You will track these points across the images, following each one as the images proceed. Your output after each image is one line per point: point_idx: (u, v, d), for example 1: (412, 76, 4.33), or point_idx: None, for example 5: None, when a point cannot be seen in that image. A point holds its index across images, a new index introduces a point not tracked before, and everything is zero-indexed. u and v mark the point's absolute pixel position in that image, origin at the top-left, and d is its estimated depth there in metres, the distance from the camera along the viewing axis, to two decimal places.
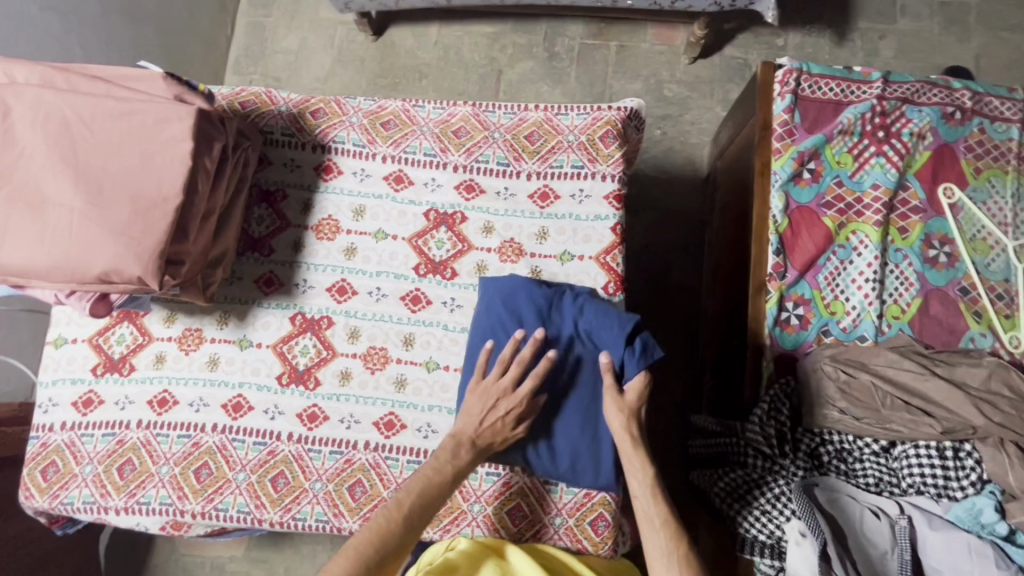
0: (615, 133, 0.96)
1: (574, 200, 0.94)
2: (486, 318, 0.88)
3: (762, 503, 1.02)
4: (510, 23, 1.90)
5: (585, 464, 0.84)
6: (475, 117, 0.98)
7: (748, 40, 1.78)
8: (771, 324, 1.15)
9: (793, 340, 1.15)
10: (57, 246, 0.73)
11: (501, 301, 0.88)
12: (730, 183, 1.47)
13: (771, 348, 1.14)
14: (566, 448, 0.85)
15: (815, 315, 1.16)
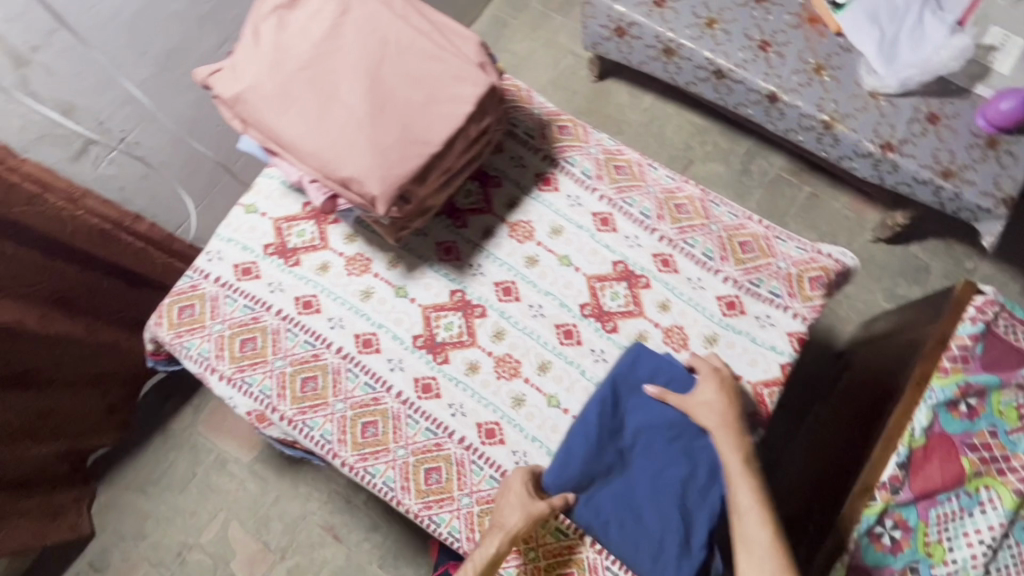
0: (825, 281, 0.94)
1: (757, 322, 0.93)
2: (583, 427, 0.84)
3: None
4: (721, 126, 1.96)
5: (668, 559, 0.81)
6: (701, 202, 0.98)
7: (937, 248, 1.79)
8: (863, 531, 1.05)
9: (877, 558, 1.05)
10: (324, 137, 0.77)
11: (588, 412, 0.85)
12: (868, 371, 1.42)
13: (852, 555, 1.05)
14: (653, 541, 0.82)
15: (910, 544, 1.05)
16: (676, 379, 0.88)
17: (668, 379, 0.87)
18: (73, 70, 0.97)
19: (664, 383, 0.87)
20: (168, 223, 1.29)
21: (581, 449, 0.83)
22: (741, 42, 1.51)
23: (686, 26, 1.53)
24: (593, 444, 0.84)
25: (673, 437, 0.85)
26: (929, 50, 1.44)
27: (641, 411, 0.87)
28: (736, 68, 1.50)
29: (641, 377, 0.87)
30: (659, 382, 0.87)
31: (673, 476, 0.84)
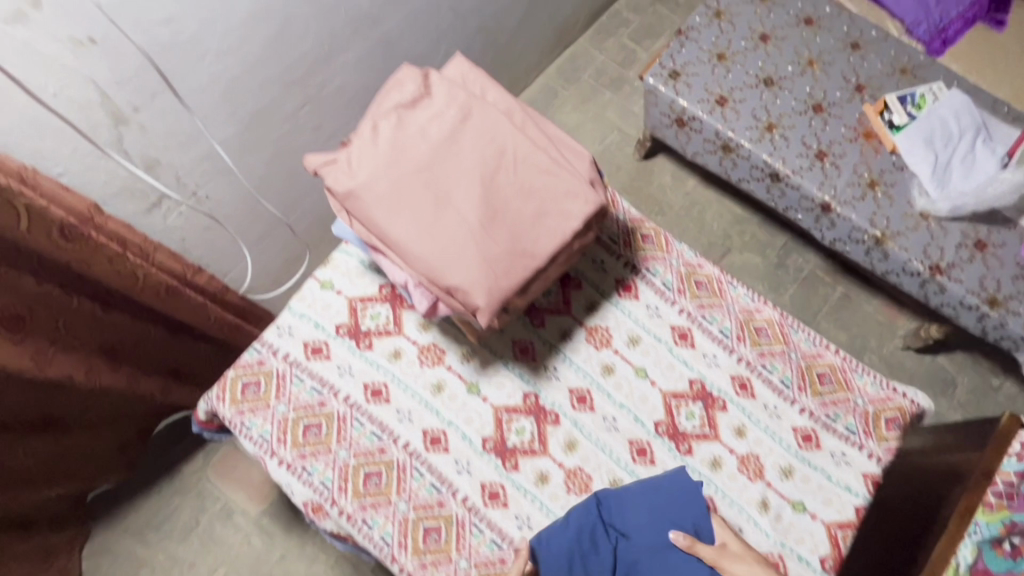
0: (901, 422, 0.94)
1: (832, 458, 0.91)
2: (583, 516, 0.84)
3: None
4: (760, 217, 2.00)
5: None
6: (781, 327, 0.98)
7: (964, 361, 1.82)
8: None
9: None
10: (435, 243, 0.77)
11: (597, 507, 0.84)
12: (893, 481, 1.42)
13: None
14: None
15: None
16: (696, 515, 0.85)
17: (689, 513, 0.85)
18: (165, 128, 0.95)
19: (683, 517, 0.85)
20: (219, 266, 1.26)
21: (578, 543, 0.82)
22: (798, 149, 1.54)
23: (747, 127, 1.57)
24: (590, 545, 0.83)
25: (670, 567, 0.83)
26: (981, 180, 1.48)
27: (647, 532, 0.85)
28: (792, 173, 1.53)
29: (661, 497, 0.86)
30: (677, 510, 0.85)
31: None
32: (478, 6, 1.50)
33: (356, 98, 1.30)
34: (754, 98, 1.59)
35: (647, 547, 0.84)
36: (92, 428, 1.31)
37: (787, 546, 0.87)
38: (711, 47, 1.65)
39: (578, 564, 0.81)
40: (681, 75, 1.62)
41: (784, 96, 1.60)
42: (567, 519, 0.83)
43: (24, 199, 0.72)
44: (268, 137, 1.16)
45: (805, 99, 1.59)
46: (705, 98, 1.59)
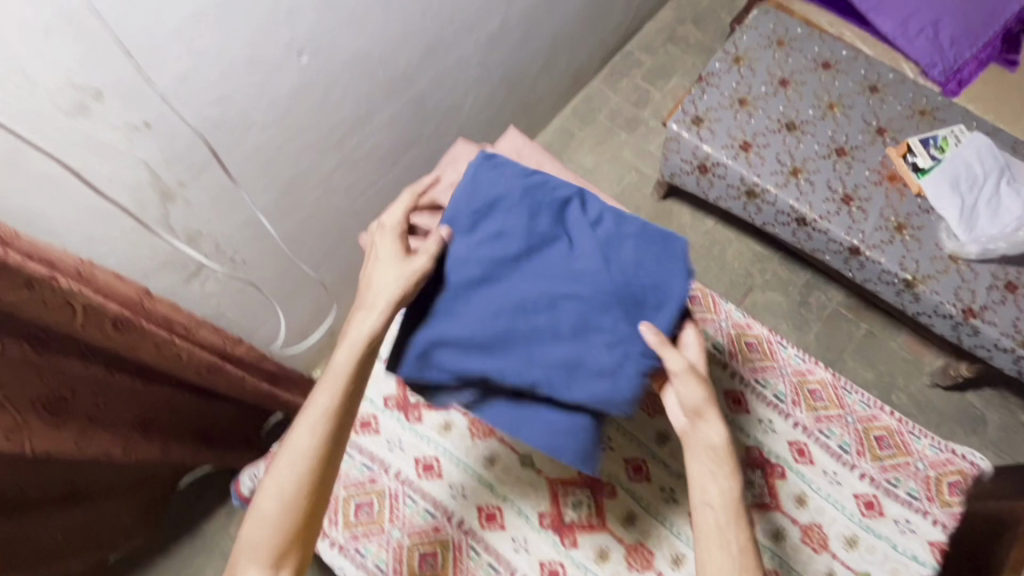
0: (964, 486, 0.92)
1: (897, 526, 0.89)
2: (547, 191, 0.80)
3: None
4: (781, 254, 1.99)
5: (451, 313, 0.78)
6: (834, 389, 0.97)
7: (994, 398, 1.81)
8: None
9: None
10: None
11: (566, 193, 0.80)
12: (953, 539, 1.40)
13: None
14: (458, 295, 0.78)
15: None
16: (663, 284, 0.77)
17: (660, 290, 0.77)
18: (211, 201, 0.95)
19: (653, 284, 0.76)
20: (251, 326, 1.24)
21: (521, 197, 0.79)
22: (824, 194, 1.55)
23: (771, 172, 1.58)
24: (530, 208, 0.79)
25: (591, 288, 0.76)
26: (1008, 222, 1.49)
27: (595, 241, 0.78)
28: (820, 218, 1.53)
29: (645, 249, 0.77)
30: (650, 276, 0.77)
31: (547, 302, 0.76)
32: (504, 58, 1.52)
33: (388, 154, 1.30)
34: (777, 143, 1.61)
35: (587, 251, 0.78)
36: (122, 494, 1.26)
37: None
38: (732, 92, 1.67)
39: (511, 215, 0.78)
40: (704, 121, 1.63)
41: (806, 141, 1.61)
42: (537, 176, 0.81)
43: (81, 297, 0.70)
44: (305, 199, 1.15)
45: (827, 143, 1.61)
46: (729, 143, 1.61)
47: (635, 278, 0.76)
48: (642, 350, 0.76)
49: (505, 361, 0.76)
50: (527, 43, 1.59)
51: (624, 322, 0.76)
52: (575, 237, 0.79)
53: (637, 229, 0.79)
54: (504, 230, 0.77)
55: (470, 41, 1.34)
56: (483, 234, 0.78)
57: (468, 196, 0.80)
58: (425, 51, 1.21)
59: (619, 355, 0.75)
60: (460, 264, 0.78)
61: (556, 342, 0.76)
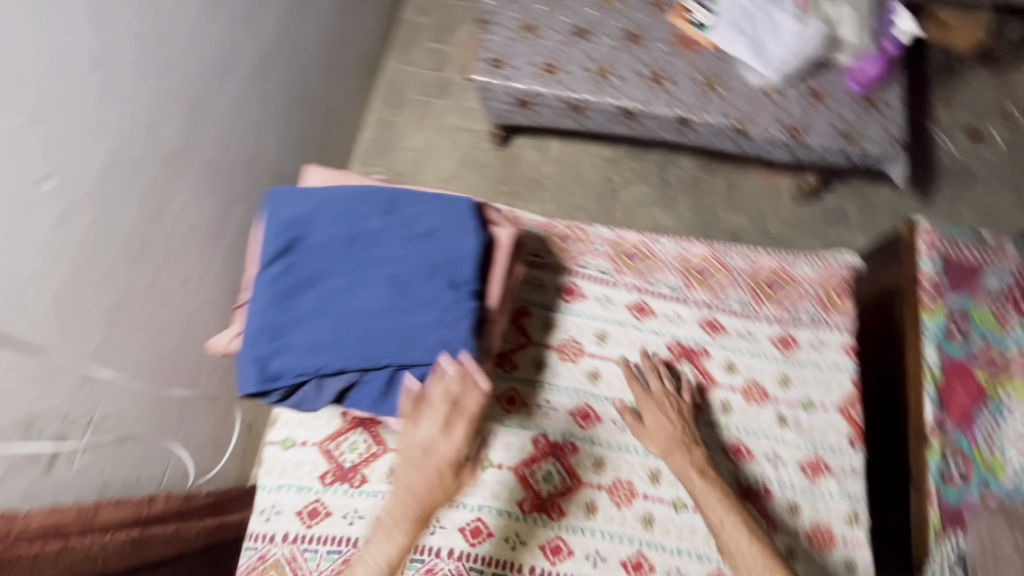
0: (850, 286, 1.02)
1: (814, 348, 0.99)
2: (335, 196, 0.90)
3: None
4: (626, 149, 2.07)
5: (274, 333, 0.85)
6: (716, 258, 1.03)
7: (845, 190, 2.01)
8: (936, 476, 1.26)
9: (955, 494, 1.25)
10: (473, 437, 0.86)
11: (360, 189, 0.91)
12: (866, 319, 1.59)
13: (937, 501, 1.24)
14: (278, 318, 0.85)
15: (974, 471, 1.27)
16: (454, 235, 0.87)
17: (457, 246, 0.87)
18: (25, 381, 0.82)
19: (449, 242, 0.87)
20: (150, 474, 1.10)
21: (313, 209, 0.89)
22: (636, 81, 1.61)
23: (583, 81, 1.61)
24: (331, 216, 0.90)
25: (395, 261, 0.86)
26: (790, 37, 1.59)
27: (388, 223, 0.88)
28: (641, 106, 1.59)
29: (435, 211, 0.89)
30: (444, 231, 0.88)
31: (363, 287, 0.86)
32: (280, 84, 1.41)
33: (209, 232, 1.19)
34: (576, 54, 1.63)
35: (379, 233, 0.88)
36: None
37: (819, 446, 0.94)
38: (514, 22, 1.66)
39: (307, 228, 0.88)
40: (503, 62, 1.63)
41: (599, 40, 1.65)
42: (325, 190, 0.91)
43: None
44: (140, 321, 1.03)
45: (618, 34, 1.65)
46: (534, 71, 1.62)
47: (435, 239, 0.87)
48: (461, 293, 0.85)
49: (326, 353, 0.83)
50: (297, 59, 1.48)
51: (440, 275, 0.85)
52: (371, 226, 0.88)
53: (425, 202, 0.90)
54: (305, 245, 0.88)
55: (234, 81, 1.22)
56: (284, 258, 0.88)
57: (271, 219, 0.89)
58: (189, 115, 1.09)
59: (446, 312, 0.84)
60: (275, 292, 0.86)
61: (380, 315, 0.84)
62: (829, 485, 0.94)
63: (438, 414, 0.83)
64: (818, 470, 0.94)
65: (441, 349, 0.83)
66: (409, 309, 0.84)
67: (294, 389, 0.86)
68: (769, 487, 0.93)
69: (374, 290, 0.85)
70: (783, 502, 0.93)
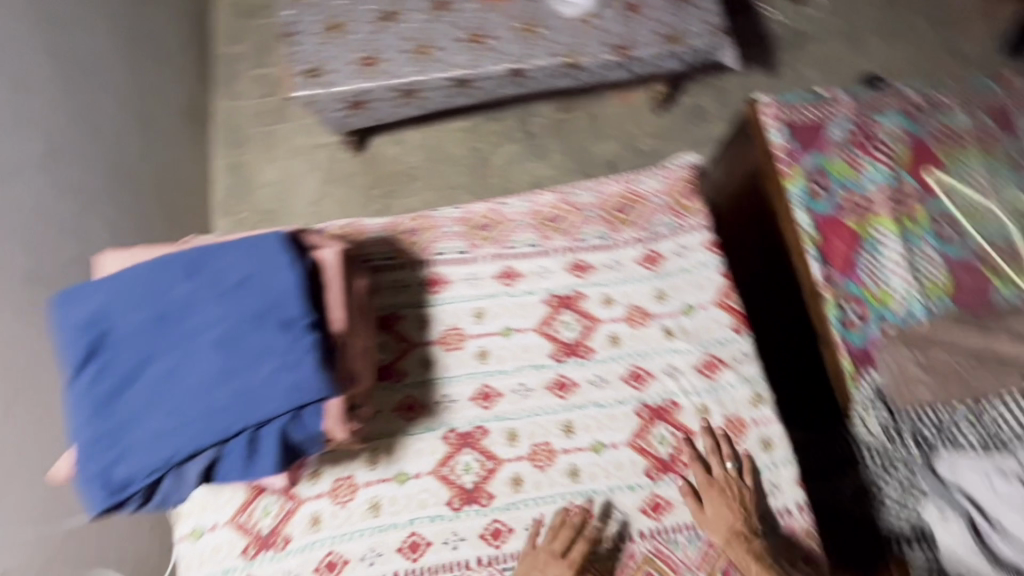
0: (692, 188, 1.17)
1: (677, 256, 1.14)
2: (131, 281, 0.91)
3: (888, 484, 1.25)
4: (483, 115, 2.04)
5: (112, 436, 0.85)
6: (565, 202, 1.16)
7: (697, 87, 2.06)
8: (838, 327, 1.32)
9: (861, 337, 1.32)
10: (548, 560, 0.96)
11: (155, 263, 0.92)
12: (736, 200, 1.64)
13: (846, 348, 1.31)
14: (111, 421, 0.86)
15: (869, 310, 1.34)
16: (265, 278, 0.91)
17: (272, 287, 0.90)
18: None
19: (263, 285, 0.90)
20: None
21: (112, 300, 0.90)
22: (457, 48, 1.58)
23: (405, 64, 1.56)
24: (134, 301, 0.90)
25: (216, 323, 0.89)
26: None
27: (195, 289, 0.90)
28: (470, 71, 1.57)
29: (241, 260, 0.92)
30: (255, 277, 0.91)
31: (190, 361, 0.88)
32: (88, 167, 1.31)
33: None
34: (389, 38, 1.59)
35: (190, 303, 0.90)
36: None
37: (707, 346, 1.10)
38: (317, 25, 1.60)
39: (112, 322, 0.89)
40: (321, 69, 1.56)
41: (409, 18, 1.60)
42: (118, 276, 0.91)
43: None
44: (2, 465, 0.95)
45: (426, 7, 1.61)
46: (352, 68, 1.56)
47: (248, 286, 0.91)
48: (291, 332, 0.89)
49: (171, 438, 0.85)
50: (99, 136, 1.38)
51: (264, 322, 0.89)
52: (180, 298, 0.90)
53: (227, 255, 0.92)
54: (117, 340, 0.89)
55: (25, 182, 1.12)
56: (99, 359, 0.88)
57: (70, 325, 0.88)
58: None
59: (281, 354, 0.87)
60: (101, 395, 0.87)
61: (217, 382, 0.87)
62: (728, 377, 1.10)
63: (544, 556, 0.97)
64: (714, 367, 1.10)
65: (294, 394, 0.86)
66: (245, 365, 0.87)
67: (155, 486, 0.87)
68: (676, 400, 1.08)
69: (202, 359, 0.88)
70: (691, 409, 1.08)
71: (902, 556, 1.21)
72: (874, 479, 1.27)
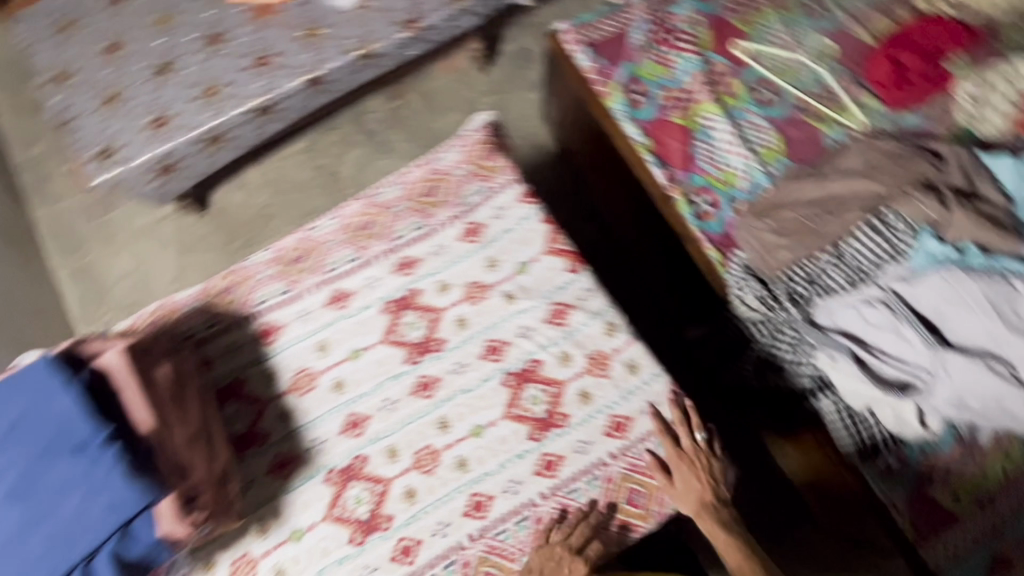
0: (491, 148, 1.24)
1: (496, 220, 1.19)
2: None
3: (783, 348, 1.29)
4: (316, 130, 1.97)
5: None
6: (373, 206, 1.21)
7: (514, 32, 2.02)
8: (694, 222, 1.37)
9: (718, 223, 1.37)
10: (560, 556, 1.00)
11: None
12: (578, 129, 1.63)
13: (706, 239, 1.36)
14: None
15: (718, 195, 1.38)
16: (48, 411, 0.94)
17: (57, 416, 0.94)
18: None
19: (48, 417, 0.94)
20: None
21: None
22: (245, 77, 1.50)
23: (197, 111, 1.48)
24: None
25: (15, 472, 0.92)
26: None
27: None
28: (267, 96, 1.49)
29: (18, 402, 0.95)
30: (36, 413, 0.94)
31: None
32: None
33: None
34: (172, 91, 1.49)
35: None
36: None
37: (550, 296, 1.15)
38: (93, 103, 1.49)
39: None
40: (112, 146, 1.46)
41: (185, 63, 1.51)
42: None
43: None
44: None
45: (198, 47, 1.53)
46: (144, 134, 1.46)
47: (33, 423, 0.94)
48: (89, 452, 0.93)
49: None
50: None
51: (61, 453, 0.92)
52: None
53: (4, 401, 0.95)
54: None
55: None
56: None
57: None
58: None
59: (87, 477, 0.91)
60: None
61: (32, 526, 0.90)
62: (578, 317, 1.14)
63: (562, 551, 1.01)
64: (563, 313, 1.14)
65: (111, 512, 0.91)
66: (56, 501, 0.91)
67: None
68: (537, 358, 1.12)
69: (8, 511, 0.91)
70: (552, 360, 1.12)
71: (812, 408, 1.28)
72: (769, 348, 1.31)
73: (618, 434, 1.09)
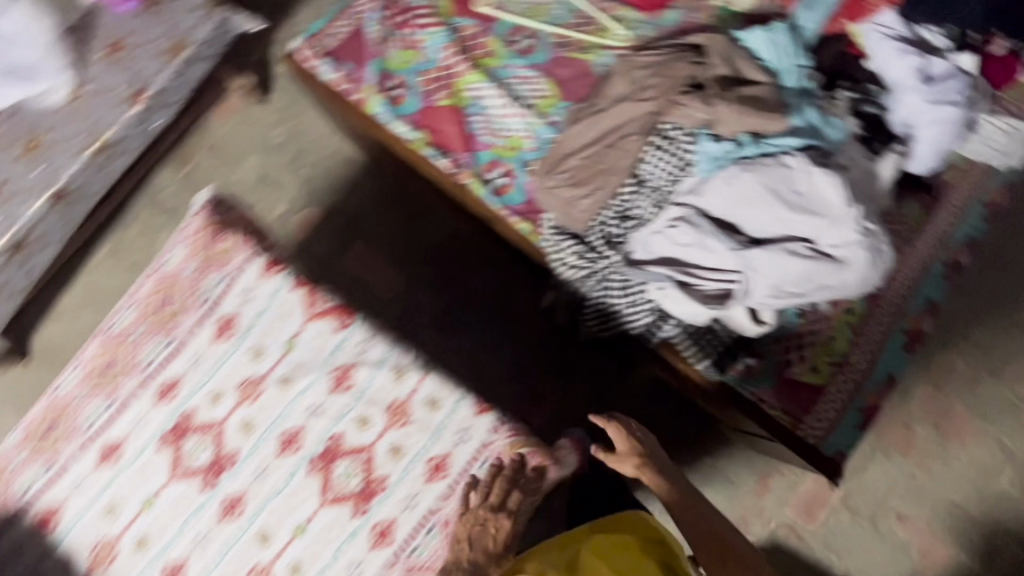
0: (214, 231, 1.09)
1: (245, 306, 1.05)
2: None
3: (616, 293, 1.25)
4: (113, 229, 1.80)
5: None
6: (110, 341, 1.07)
7: (278, 50, 1.86)
8: (491, 202, 1.31)
9: (517, 192, 1.31)
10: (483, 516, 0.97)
11: None
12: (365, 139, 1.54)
13: (511, 215, 1.31)
14: None
15: (509, 164, 1.32)
16: None
17: None
18: None
19: None
20: None
21: None
22: None
23: None
24: None
25: None
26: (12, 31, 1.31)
27: None
28: (9, 231, 1.32)
29: None
30: None
31: None
32: None
33: None
34: None
35: None
36: None
37: (327, 362, 1.03)
38: None
39: None
40: None
41: None
42: None
43: None
44: None
45: None
46: None
47: None
48: None
49: None
50: None
51: None
52: None
53: None
54: None
55: None
56: None
57: None
58: None
59: None
60: None
61: None
62: (363, 374, 1.03)
63: (483, 510, 0.97)
64: (346, 375, 1.03)
65: None
66: None
67: None
68: (336, 433, 1.01)
69: None
70: (351, 428, 1.01)
71: (660, 341, 1.26)
72: (604, 298, 1.27)
73: (441, 474, 1.00)
